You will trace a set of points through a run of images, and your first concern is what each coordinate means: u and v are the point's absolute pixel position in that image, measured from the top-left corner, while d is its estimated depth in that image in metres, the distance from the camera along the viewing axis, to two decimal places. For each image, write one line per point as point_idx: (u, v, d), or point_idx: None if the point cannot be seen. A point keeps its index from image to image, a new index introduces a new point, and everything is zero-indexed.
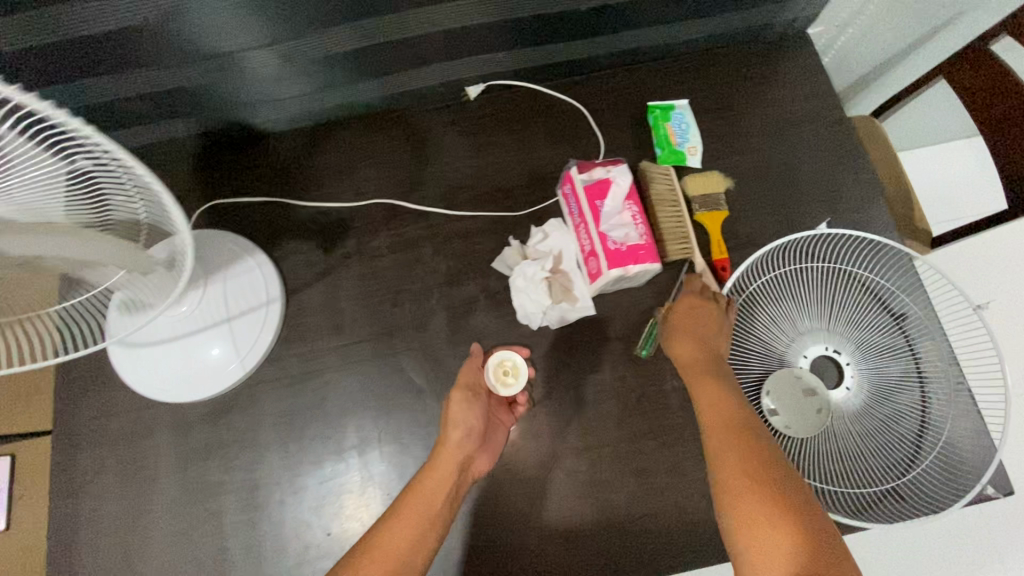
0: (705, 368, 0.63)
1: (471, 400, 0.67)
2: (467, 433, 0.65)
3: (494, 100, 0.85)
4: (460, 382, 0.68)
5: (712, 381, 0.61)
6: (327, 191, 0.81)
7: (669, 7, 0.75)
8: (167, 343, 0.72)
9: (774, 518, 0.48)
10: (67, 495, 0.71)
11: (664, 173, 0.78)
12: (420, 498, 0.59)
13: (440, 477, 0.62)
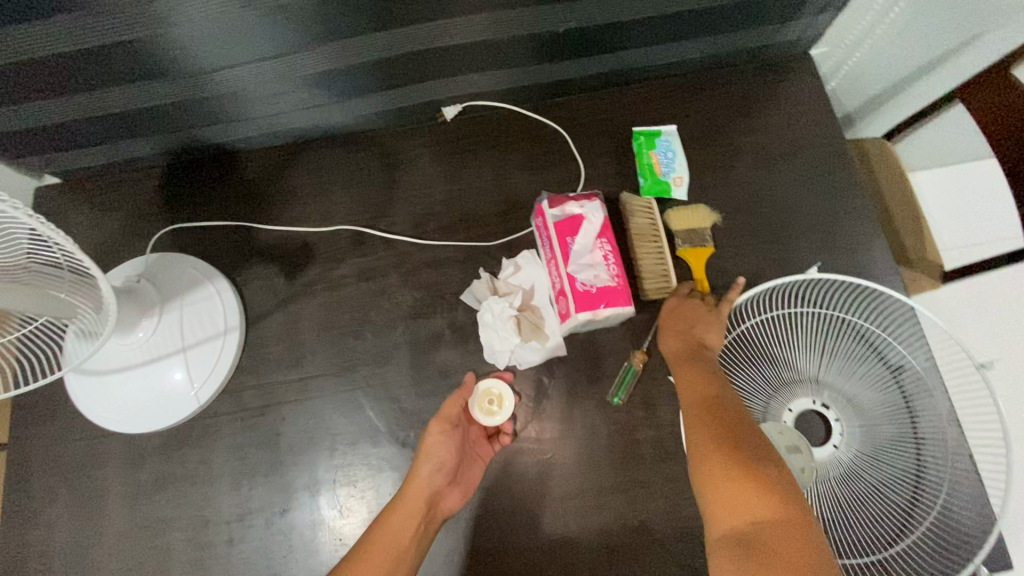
0: (690, 359, 0.62)
1: (445, 434, 0.65)
2: (438, 469, 0.63)
3: (470, 122, 0.81)
4: (439, 415, 0.65)
5: (695, 367, 0.60)
6: (294, 216, 0.79)
7: (653, 30, 0.70)
8: (120, 372, 0.69)
9: (745, 479, 0.47)
10: (13, 525, 0.69)
11: (646, 206, 0.73)
12: (388, 535, 0.58)
13: (409, 511, 0.60)
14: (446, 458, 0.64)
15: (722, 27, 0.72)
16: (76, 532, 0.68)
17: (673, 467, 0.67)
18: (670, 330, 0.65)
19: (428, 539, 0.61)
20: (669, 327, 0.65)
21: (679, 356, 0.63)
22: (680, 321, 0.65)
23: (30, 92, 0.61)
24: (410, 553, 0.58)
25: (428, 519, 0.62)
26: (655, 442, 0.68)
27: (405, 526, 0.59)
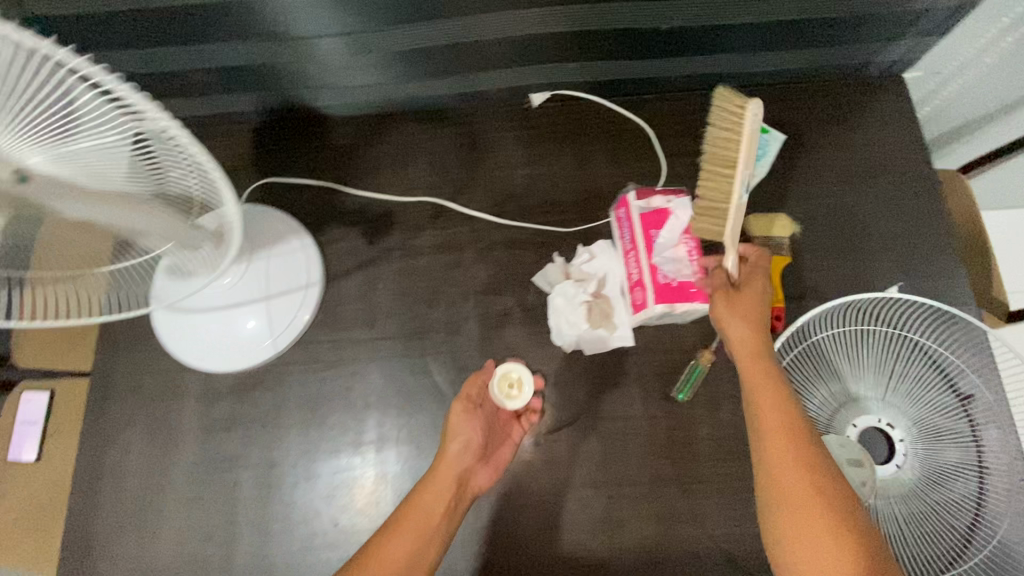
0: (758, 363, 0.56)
1: (470, 414, 0.64)
2: (465, 447, 0.62)
3: (557, 110, 0.82)
4: (460, 395, 0.66)
5: (769, 379, 0.55)
6: (379, 183, 0.81)
7: (752, 35, 0.71)
8: (207, 311, 0.73)
9: (831, 536, 0.47)
10: (92, 443, 0.73)
11: (738, 106, 0.58)
12: (420, 513, 0.58)
13: (439, 490, 0.60)
14: (473, 436, 0.63)
15: (820, 39, 0.72)
16: (149, 460, 0.72)
17: (731, 467, 0.67)
18: (737, 328, 0.58)
19: (460, 515, 0.61)
20: (738, 326, 0.58)
21: (757, 368, 0.56)
22: (749, 319, 0.58)
23: (157, 37, 0.65)
24: (442, 531, 0.58)
25: (459, 497, 0.61)
26: (716, 440, 0.68)
27: (435, 502, 0.59)
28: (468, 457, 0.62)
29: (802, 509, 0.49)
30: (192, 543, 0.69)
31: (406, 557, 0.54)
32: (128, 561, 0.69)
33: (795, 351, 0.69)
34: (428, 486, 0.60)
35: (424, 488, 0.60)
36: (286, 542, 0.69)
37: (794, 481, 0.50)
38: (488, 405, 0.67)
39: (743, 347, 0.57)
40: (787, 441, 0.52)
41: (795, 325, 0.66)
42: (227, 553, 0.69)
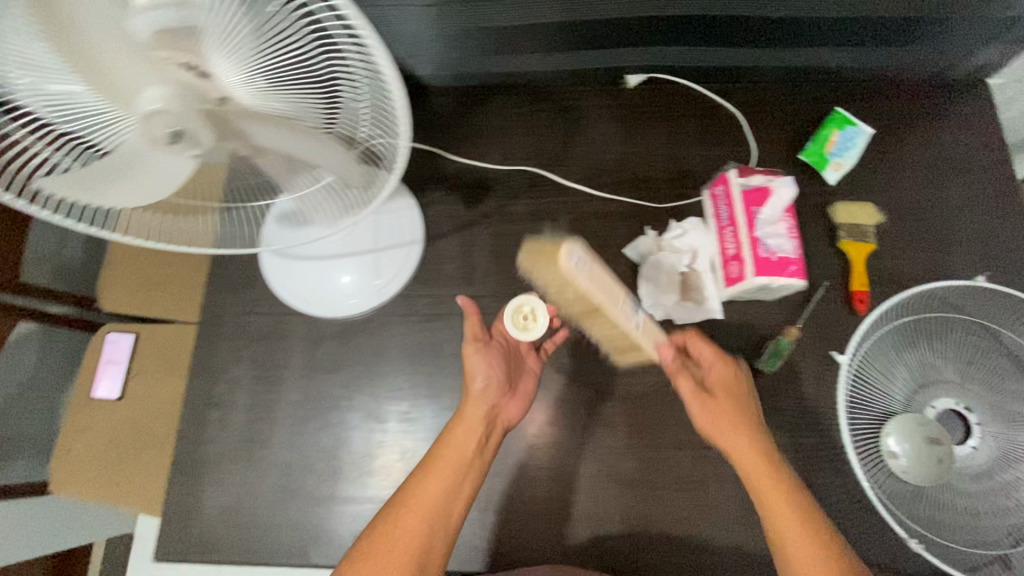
0: (740, 421, 0.61)
1: (488, 349, 0.66)
2: (490, 382, 0.65)
3: (651, 92, 0.86)
4: (467, 337, 0.67)
5: (745, 433, 0.59)
6: (477, 150, 0.84)
7: (851, 31, 0.74)
8: (311, 260, 0.77)
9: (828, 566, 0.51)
10: (203, 375, 0.77)
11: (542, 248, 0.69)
12: (452, 454, 0.60)
13: (470, 426, 0.63)
14: (494, 370, 0.66)
15: (915, 38, 0.75)
16: (255, 397, 0.76)
17: (810, 438, 0.71)
18: (713, 418, 0.61)
19: (494, 449, 0.65)
20: (716, 413, 0.61)
21: (742, 442, 0.59)
22: (723, 406, 0.61)
23: None
24: (473, 468, 0.61)
25: (489, 431, 0.64)
26: (797, 412, 0.72)
27: (465, 440, 0.62)
28: (494, 392, 0.65)
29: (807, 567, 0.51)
30: (294, 476, 0.74)
31: (439, 496, 0.58)
32: (235, 489, 0.73)
33: (879, 333, 0.72)
34: (457, 430, 0.62)
35: (451, 432, 0.62)
36: (383, 480, 0.73)
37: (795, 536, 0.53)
38: (500, 338, 0.69)
39: (726, 432, 0.60)
40: (781, 506, 0.54)
41: (883, 306, 0.69)
42: (327, 486, 0.73)
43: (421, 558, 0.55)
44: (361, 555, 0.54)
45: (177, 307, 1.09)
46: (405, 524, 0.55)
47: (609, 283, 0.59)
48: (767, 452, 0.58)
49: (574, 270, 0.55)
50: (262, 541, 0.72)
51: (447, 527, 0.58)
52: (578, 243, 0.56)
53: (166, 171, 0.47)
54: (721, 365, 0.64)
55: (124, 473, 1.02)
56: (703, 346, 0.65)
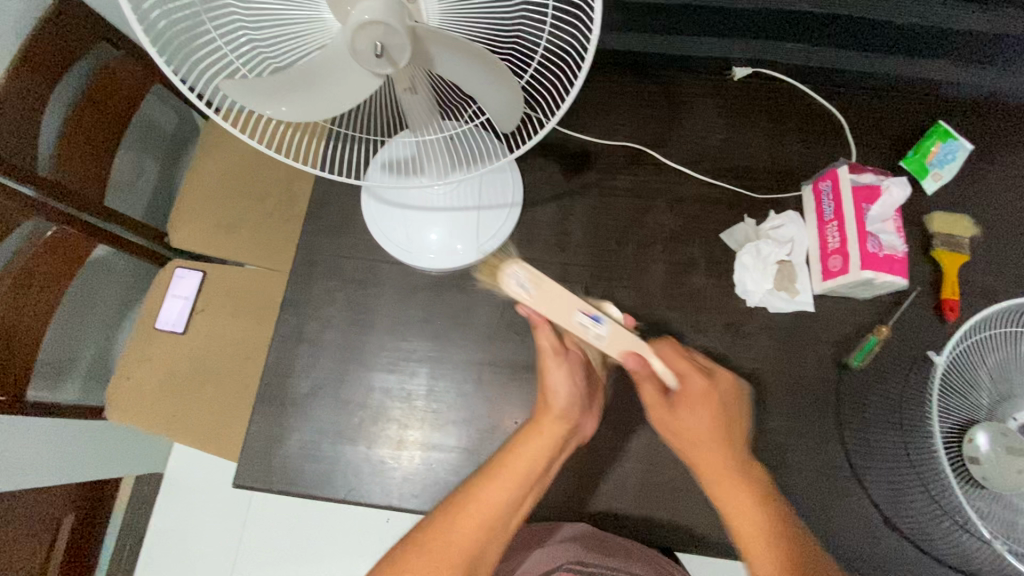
0: (718, 432, 0.60)
1: (566, 362, 0.62)
2: (572, 395, 0.61)
3: (754, 86, 0.87)
4: (541, 348, 0.62)
5: (724, 445, 0.59)
6: (582, 123, 0.85)
7: (953, 43, 0.79)
8: (410, 211, 0.78)
9: None
10: (295, 312, 0.78)
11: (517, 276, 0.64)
12: (521, 466, 0.57)
13: (543, 443, 0.59)
14: (577, 388, 0.62)
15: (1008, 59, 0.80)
16: (345, 337, 0.77)
17: (892, 437, 0.72)
18: (693, 435, 0.60)
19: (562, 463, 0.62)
20: (682, 426, 0.60)
21: (711, 457, 0.59)
22: (682, 420, 0.60)
23: None
24: (536, 483, 0.58)
25: (562, 447, 0.61)
26: (881, 410, 0.73)
27: (538, 454, 0.58)
28: (577, 410, 0.61)
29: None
30: (377, 418, 0.74)
31: (496, 513, 0.55)
32: (317, 424, 0.73)
33: (970, 339, 0.70)
34: (529, 441, 0.59)
35: (525, 443, 0.59)
36: (466, 432, 0.73)
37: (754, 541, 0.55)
38: (574, 351, 0.64)
39: (698, 447, 0.59)
40: (739, 516, 0.56)
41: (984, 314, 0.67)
42: (409, 432, 0.73)
43: (467, 568, 0.53)
44: (407, 554, 0.53)
45: (244, 253, 1.09)
46: (459, 532, 0.54)
47: (560, 294, 0.62)
48: (733, 463, 0.59)
49: (521, 297, 0.62)
50: (339, 479, 0.71)
51: (499, 540, 0.56)
52: (516, 265, 0.62)
53: (344, 89, 0.49)
54: (695, 376, 0.61)
55: (178, 406, 1.02)
56: (672, 355, 0.63)
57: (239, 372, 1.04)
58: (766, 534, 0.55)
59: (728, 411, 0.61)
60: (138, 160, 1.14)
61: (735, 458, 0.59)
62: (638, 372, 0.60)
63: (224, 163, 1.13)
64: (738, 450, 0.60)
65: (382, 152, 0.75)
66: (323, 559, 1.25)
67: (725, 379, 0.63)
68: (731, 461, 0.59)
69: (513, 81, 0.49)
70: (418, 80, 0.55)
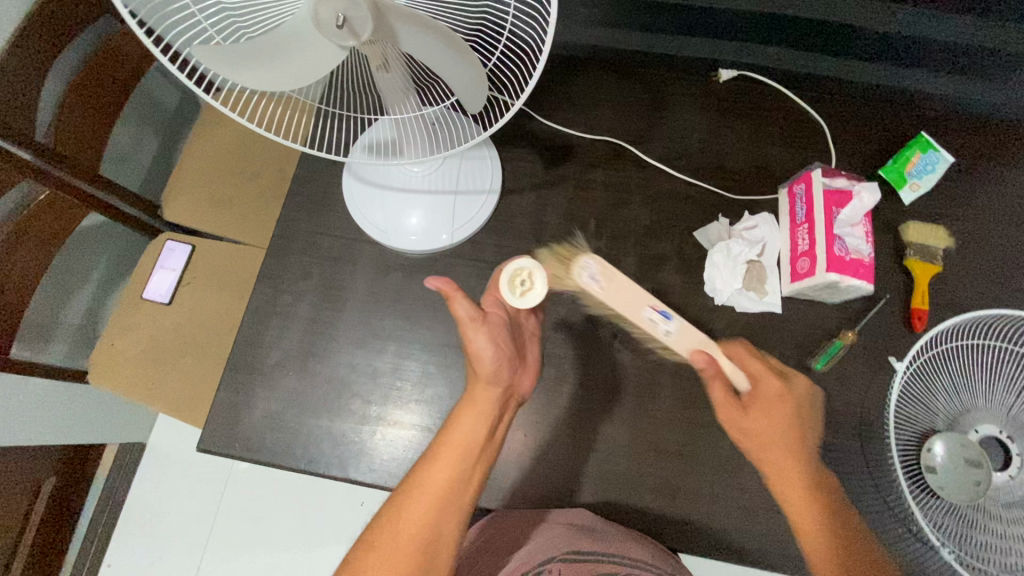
0: (802, 446, 0.61)
1: (485, 326, 0.60)
2: (497, 358, 0.60)
3: (739, 87, 0.87)
4: (461, 322, 0.60)
5: (796, 455, 0.60)
6: (565, 115, 0.86)
7: (938, 55, 0.80)
8: (387, 192, 0.79)
9: None
10: (269, 285, 0.79)
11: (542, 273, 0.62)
12: (459, 441, 0.56)
13: (481, 411, 0.58)
14: (501, 347, 0.60)
15: (993, 73, 0.80)
16: (317, 312, 0.78)
17: (851, 441, 0.72)
18: (744, 429, 0.62)
19: (507, 429, 0.61)
20: (755, 429, 0.61)
21: (781, 459, 0.60)
22: (761, 424, 0.61)
23: None
24: (482, 453, 0.57)
25: (500, 413, 0.59)
26: (841, 414, 0.73)
27: (475, 425, 0.57)
28: (506, 371, 0.60)
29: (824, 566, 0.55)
30: (342, 393, 0.75)
31: (445, 488, 0.54)
32: (283, 395, 0.75)
33: (927, 352, 0.70)
34: (463, 414, 0.58)
35: (458, 416, 0.57)
36: (429, 411, 0.74)
37: (812, 526, 0.57)
38: (495, 313, 0.62)
39: (760, 445, 0.61)
40: (816, 532, 0.57)
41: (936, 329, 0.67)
42: (372, 408, 0.74)
43: (427, 549, 0.51)
44: (362, 550, 0.51)
45: (233, 228, 1.11)
46: (409, 510, 0.52)
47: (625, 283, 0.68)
48: (809, 473, 0.60)
49: (552, 288, 0.60)
50: (300, 449, 0.73)
51: (456, 516, 0.53)
52: (525, 259, 0.61)
53: (312, 59, 0.51)
54: (770, 379, 0.64)
55: (160, 375, 1.04)
56: (744, 355, 0.67)
57: (220, 344, 1.06)
58: (819, 521, 0.57)
59: (805, 419, 0.64)
60: (137, 133, 1.16)
61: (805, 465, 0.60)
62: (707, 372, 0.64)
63: (219, 140, 1.15)
64: (813, 460, 0.61)
65: (368, 133, 0.75)
66: (295, 536, 1.27)
67: (802, 387, 0.66)
68: (799, 463, 0.60)
69: (474, 58, 0.51)
70: (391, 59, 0.56)
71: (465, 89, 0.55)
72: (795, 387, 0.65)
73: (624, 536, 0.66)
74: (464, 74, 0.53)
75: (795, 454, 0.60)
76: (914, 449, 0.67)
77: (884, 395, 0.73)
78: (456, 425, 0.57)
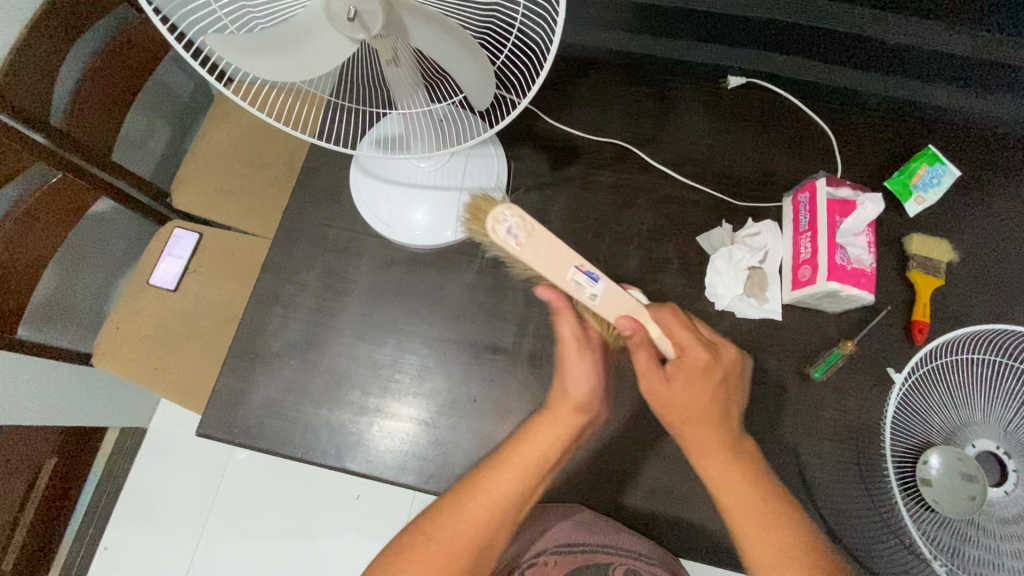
0: (715, 417, 0.58)
1: (589, 353, 0.61)
2: (591, 389, 0.60)
3: (746, 94, 0.87)
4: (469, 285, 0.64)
5: (706, 424, 0.58)
6: (572, 117, 0.86)
7: (947, 68, 0.80)
8: (393, 187, 0.80)
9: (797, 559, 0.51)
10: (274, 274, 0.80)
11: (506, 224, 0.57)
12: (529, 457, 0.56)
13: (559, 435, 0.58)
14: (598, 377, 0.60)
15: (1004, 89, 0.80)
16: (319, 303, 0.79)
17: (846, 450, 0.72)
18: (673, 402, 0.58)
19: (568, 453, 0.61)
20: (676, 400, 0.58)
21: (700, 432, 0.58)
22: (681, 393, 0.58)
23: None
24: (551, 471, 0.57)
25: (574, 440, 0.59)
26: (839, 423, 0.73)
27: (549, 444, 0.57)
28: (598, 402, 0.60)
29: (755, 548, 0.53)
30: (341, 383, 0.76)
31: (506, 505, 0.54)
32: (282, 383, 0.75)
33: (926, 366, 0.70)
34: (541, 428, 0.58)
35: (536, 430, 0.57)
36: (427, 403, 0.75)
37: (741, 504, 0.55)
38: (594, 338, 0.62)
39: (681, 418, 0.59)
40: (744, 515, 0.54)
41: (934, 343, 0.67)
42: (371, 399, 0.75)
43: (477, 555, 0.52)
44: (413, 548, 0.52)
45: (241, 218, 1.12)
46: (468, 518, 0.53)
47: (557, 252, 0.57)
48: (726, 440, 0.58)
49: (509, 244, 0.56)
50: (298, 437, 0.73)
51: (509, 526, 0.55)
52: (508, 209, 0.55)
53: (323, 51, 0.52)
54: (696, 348, 0.59)
55: (161, 359, 1.05)
56: (672, 322, 0.60)
57: (225, 331, 1.07)
58: (757, 504, 0.54)
59: (728, 387, 0.60)
60: (149, 121, 1.18)
61: (721, 437, 0.58)
62: (632, 338, 0.58)
63: (229, 130, 1.16)
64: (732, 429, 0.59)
65: (377, 129, 0.76)
66: (290, 524, 1.27)
67: (729, 357, 0.62)
68: (722, 437, 0.58)
69: (483, 58, 0.52)
70: (401, 53, 0.57)
71: (474, 86, 0.56)
72: (722, 357, 0.61)
73: (615, 526, 0.68)
74: (475, 72, 0.54)
75: (712, 425, 0.58)
76: (911, 461, 0.67)
77: (882, 405, 0.73)
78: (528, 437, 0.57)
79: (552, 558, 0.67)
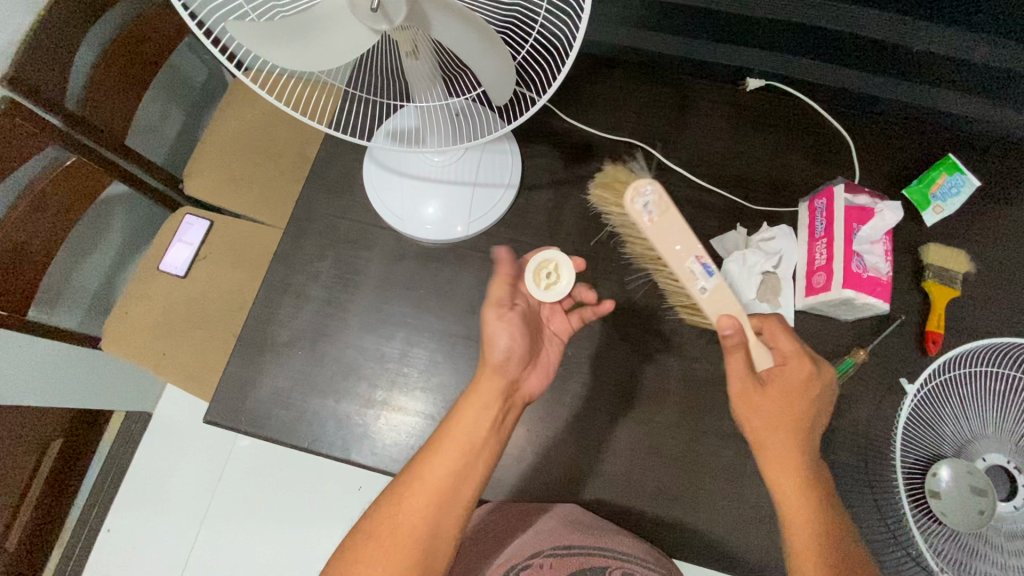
0: (795, 424, 0.59)
1: (513, 314, 0.62)
2: (510, 352, 0.61)
3: (765, 97, 0.86)
4: (493, 299, 0.62)
5: (794, 433, 0.59)
6: (588, 115, 0.85)
7: (974, 79, 0.78)
8: (407, 180, 0.79)
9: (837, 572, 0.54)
10: (285, 264, 0.80)
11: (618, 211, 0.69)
12: (463, 432, 0.58)
13: (483, 405, 0.59)
14: (518, 339, 0.62)
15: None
16: (329, 294, 0.79)
17: (854, 460, 0.72)
18: (755, 409, 0.59)
19: (514, 420, 0.62)
20: (766, 405, 0.59)
21: (782, 440, 0.59)
22: (776, 403, 0.59)
23: None
24: (487, 447, 0.58)
25: (504, 410, 0.60)
26: (847, 432, 0.72)
27: (480, 418, 0.58)
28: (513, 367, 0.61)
29: (802, 542, 0.56)
30: (349, 375, 0.76)
31: (447, 481, 0.56)
32: (290, 372, 0.76)
33: (940, 377, 0.69)
34: (467, 405, 0.59)
35: (461, 409, 0.59)
36: (434, 396, 0.75)
37: (797, 516, 0.57)
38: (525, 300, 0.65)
39: (766, 427, 0.59)
40: (800, 532, 0.57)
41: (951, 354, 0.66)
42: (378, 393, 0.75)
43: (427, 541, 0.54)
44: (360, 543, 0.54)
45: (251, 206, 1.12)
46: (408, 505, 0.55)
47: (684, 237, 0.59)
48: (800, 451, 0.59)
49: (642, 218, 0.59)
50: (303, 428, 0.73)
51: (457, 511, 0.56)
52: (649, 184, 0.58)
53: (340, 42, 0.52)
54: (796, 363, 0.60)
55: (169, 345, 1.06)
56: (776, 336, 0.61)
57: (233, 320, 1.07)
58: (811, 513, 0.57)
59: (821, 406, 0.60)
60: (163, 108, 1.18)
61: (801, 444, 0.59)
62: (731, 341, 0.58)
63: (243, 118, 1.16)
64: (812, 444, 0.60)
65: (390, 121, 0.75)
66: (292, 514, 1.28)
67: (825, 377, 0.60)
68: (797, 445, 0.59)
69: (504, 49, 0.51)
70: (421, 45, 0.56)
71: (495, 79, 0.55)
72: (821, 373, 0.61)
73: (613, 531, 0.66)
74: (495, 66, 0.53)
75: (797, 435, 0.59)
76: (920, 474, 0.66)
77: (891, 416, 0.72)
78: (459, 417, 0.59)
79: (550, 560, 0.64)
